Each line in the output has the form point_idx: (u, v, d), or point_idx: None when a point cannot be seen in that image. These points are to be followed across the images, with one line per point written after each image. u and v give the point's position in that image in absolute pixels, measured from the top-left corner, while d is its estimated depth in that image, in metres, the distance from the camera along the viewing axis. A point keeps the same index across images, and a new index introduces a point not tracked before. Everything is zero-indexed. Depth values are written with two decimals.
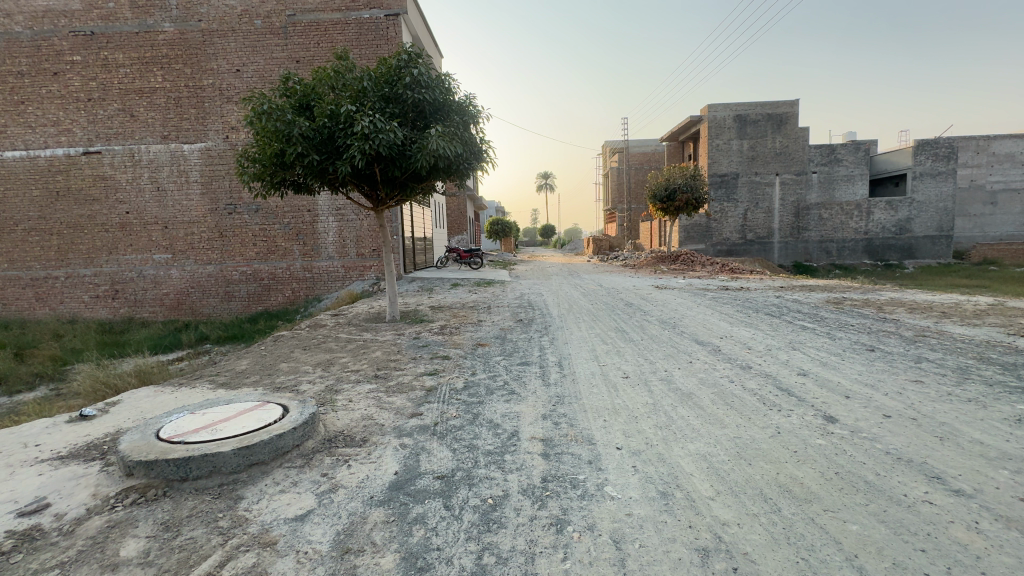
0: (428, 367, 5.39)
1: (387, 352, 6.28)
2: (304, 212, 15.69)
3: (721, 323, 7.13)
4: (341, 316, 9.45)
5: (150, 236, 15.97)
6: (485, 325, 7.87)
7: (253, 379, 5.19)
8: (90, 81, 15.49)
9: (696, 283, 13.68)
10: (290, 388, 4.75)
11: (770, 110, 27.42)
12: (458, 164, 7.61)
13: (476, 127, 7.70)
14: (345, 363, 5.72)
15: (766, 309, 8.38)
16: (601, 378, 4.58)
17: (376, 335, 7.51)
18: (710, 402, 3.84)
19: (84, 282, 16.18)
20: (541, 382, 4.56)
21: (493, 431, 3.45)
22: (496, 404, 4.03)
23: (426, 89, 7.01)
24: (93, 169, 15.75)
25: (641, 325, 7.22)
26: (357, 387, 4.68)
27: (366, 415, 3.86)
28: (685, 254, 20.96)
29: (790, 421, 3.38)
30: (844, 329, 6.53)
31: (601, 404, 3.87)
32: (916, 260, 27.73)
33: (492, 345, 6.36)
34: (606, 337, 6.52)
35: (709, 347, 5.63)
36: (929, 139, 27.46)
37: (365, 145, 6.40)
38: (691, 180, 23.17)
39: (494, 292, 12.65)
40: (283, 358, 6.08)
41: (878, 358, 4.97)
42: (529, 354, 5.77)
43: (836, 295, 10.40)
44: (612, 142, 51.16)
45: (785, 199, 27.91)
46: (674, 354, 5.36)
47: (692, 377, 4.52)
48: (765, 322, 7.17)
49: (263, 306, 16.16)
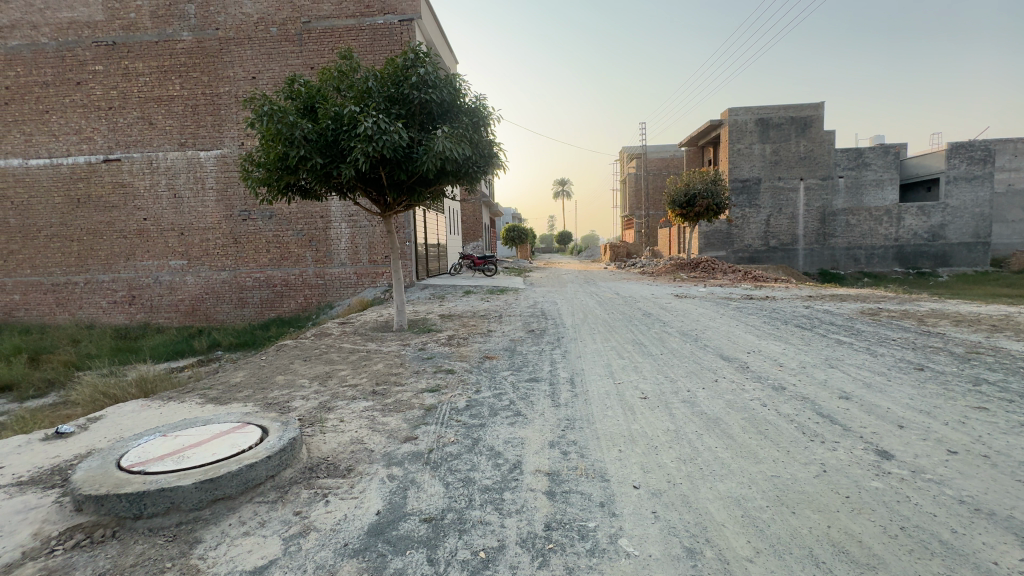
0: (429, 382, 5.02)
1: (389, 364, 5.94)
2: (317, 218, 15.65)
3: (748, 336, 6.61)
4: (349, 324, 9.20)
5: (166, 242, 16.07)
6: (495, 336, 7.49)
7: (244, 393, 4.89)
8: (111, 90, 15.73)
9: (717, 291, 13.11)
10: (282, 405, 4.44)
11: (794, 113, 26.64)
12: (468, 168, 7.29)
13: (487, 129, 7.37)
14: (343, 377, 5.40)
15: (797, 321, 7.82)
16: (616, 399, 4.16)
17: (380, 346, 7.19)
18: (740, 430, 3.38)
19: (102, 288, 16.37)
20: (550, 402, 4.16)
21: (493, 461, 3.06)
22: (499, 428, 3.64)
23: (433, 89, 6.74)
24: (113, 176, 15.98)
25: (661, 337, 6.76)
26: (352, 405, 4.34)
27: (355, 438, 3.50)
28: (706, 261, 20.29)
29: (837, 457, 2.91)
30: (885, 345, 5.97)
31: (616, 430, 3.45)
32: (951, 268, 26.45)
33: (501, 359, 5.99)
34: (623, 350, 6.08)
35: (736, 364, 5.15)
36: (964, 142, 26.31)
37: (369, 147, 6.13)
38: (711, 186, 22.48)
39: (506, 300, 12.28)
40: (280, 370, 5.80)
41: (929, 379, 4.43)
42: (539, 369, 5.36)
43: (871, 305, 9.75)
44: (629, 148, 50.58)
45: (809, 205, 26.99)
46: (698, 372, 4.91)
47: (719, 399, 4.07)
48: (796, 335, 6.63)
49: (276, 313, 16.09)
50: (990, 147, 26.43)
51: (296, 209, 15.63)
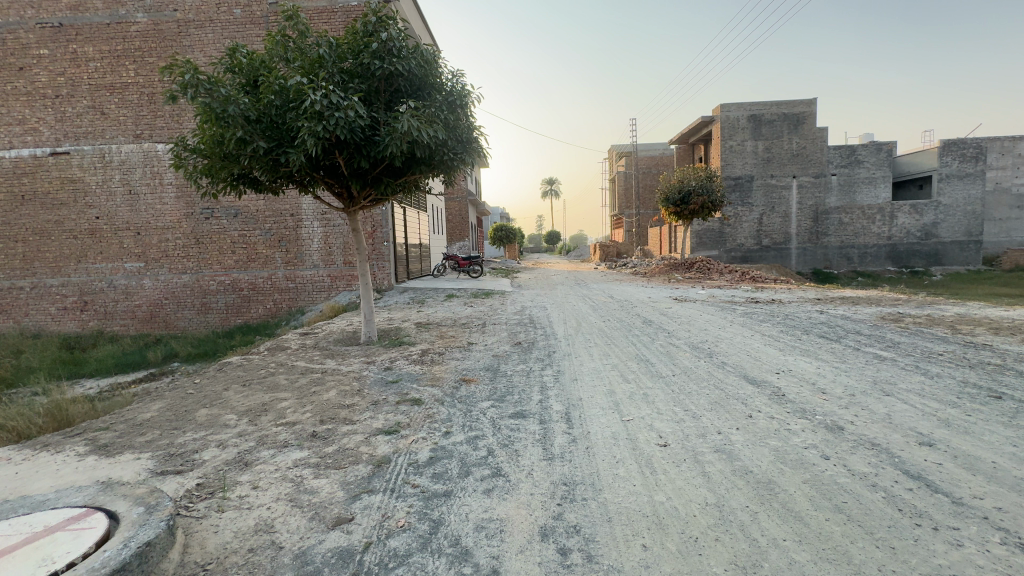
0: (387, 420, 3.95)
1: (342, 391, 4.86)
2: (286, 216, 14.45)
3: (771, 352, 5.66)
4: (311, 336, 8.13)
5: (121, 242, 14.74)
6: (475, 351, 6.45)
7: (143, 438, 3.77)
8: (58, 76, 14.34)
9: (718, 294, 12.22)
10: (184, 458, 3.34)
11: (787, 109, 26.02)
12: (441, 155, 6.26)
13: (464, 109, 6.32)
14: (281, 411, 4.30)
15: (817, 330, 6.91)
16: (628, 450, 3.14)
17: (339, 364, 6.09)
18: (809, 505, 2.40)
19: (50, 293, 14.96)
20: (542, 455, 3.13)
21: (455, 572, 2.03)
22: (470, 500, 2.61)
23: (399, 60, 5.72)
24: (61, 171, 14.59)
25: (669, 352, 5.81)
26: (279, 458, 3.28)
27: (265, 521, 2.46)
28: (701, 262, 19.52)
29: (974, 564, 1.92)
30: (932, 361, 5.08)
31: (635, 507, 2.45)
32: (943, 266, 26.06)
33: (481, 382, 4.94)
34: (628, 370, 5.08)
35: (771, 390, 4.20)
36: (956, 139, 25.98)
37: (318, 125, 5.00)
38: (706, 183, 21.69)
39: (492, 305, 11.26)
40: (207, 401, 4.69)
41: (1019, 414, 3.48)
42: (526, 397, 4.35)
43: (889, 310, 8.91)
44: (618, 147, 49.86)
45: (802, 203, 26.39)
46: (725, 402, 3.94)
47: (764, 446, 3.09)
48: (826, 349, 5.69)
49: (242, 319, 14.87)
50: (982, 144, 26.09)
51: (263, 206, 14.40)
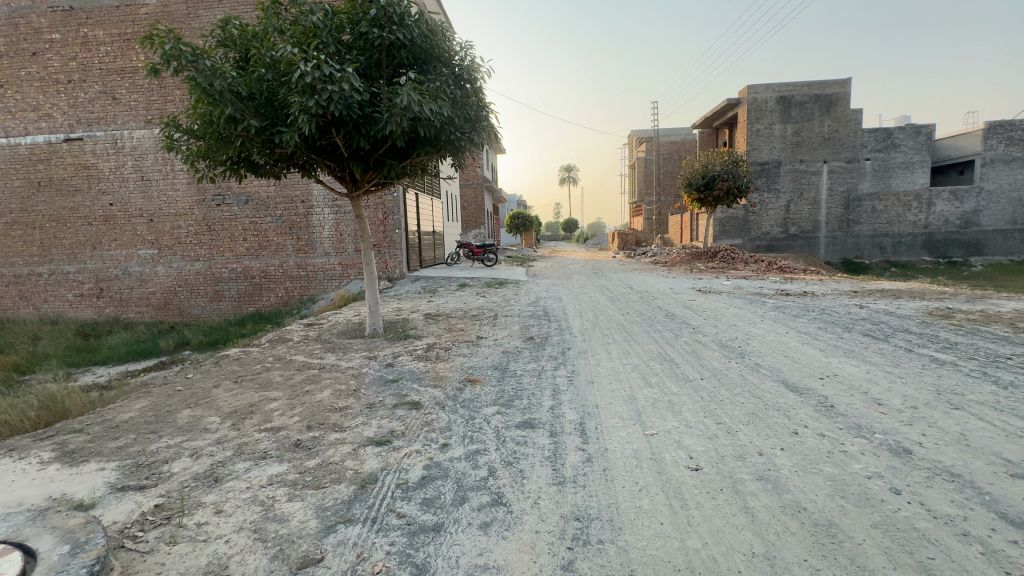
0: (380, 427, 3.55)
1: (336, 391, 4.47)
2: (297, 203, 14.18)
3: (810, 352, 5.09)
4: (315, 327, 7.81)
5: (134, 229, 14.69)
6: (484, 346, 6.00)
7: (114, 443, 3.44)
8: (69, 61, 14.20)
9: (744, 285, 11.55)
10: (151, 470, 3.00)
11: (818, 90, 24.68)
12: (448, 134, 5.76)
13: (472, 84, 5.82)
14: (268, 414, 3.94)
15: (860, 328, 6.28)
16: (653, 474, 2.68)
17: (338, 360, 5.74)
18: (889, 564, 1.89)
19: (67, 280, 15.04)
20: (551, 478, 2.68)
21: None
22: (463, 538, 2.18)
23: (400, 28, 5.23)
24: (75, 157, 14.55)
25: (695, 351, 5.29)
26: (254, 473, 2.90)
27: (221, 560, 2.08)
28: (725, 251, 18.71)
29: None
30: (999, 365, 4.48)
31: (665, 558, 1.98)
32: (984, 256, 24.62)
33: (487, 383, 4.51)
34: (649, 372, 4.58)
35: (817, 400, 3.66)
36: (1003, 121, 24.34)
37: (309, 100, 4.55)
38: (732, 168, 20.74)
39: (504, 295, 10.79)
40: (193, 400, 4.35)
41: None
42: (536, 403, 3.90)
43: (936, 305, 8.19)
44: (638, 132, 48.51)
45: (833, 189, 25.13)
46: (763, 414, 3.43)
47: (817, 475, 2.58)
48: (872, 351, 5.09)
49: (254, 307, 14.76)
50: None
51: (274, 193, 14.15)
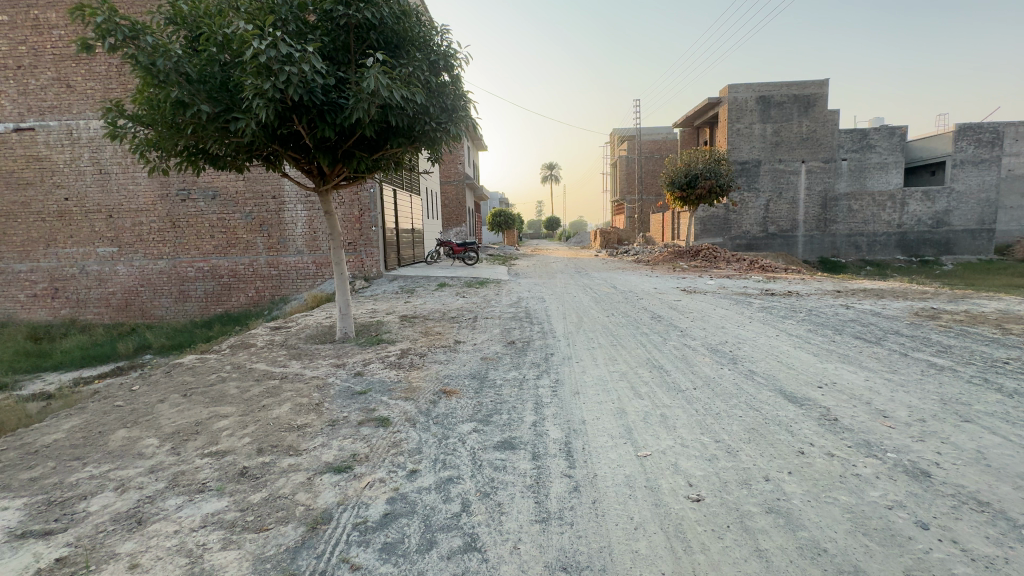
0: (341, 450, 3.15)
1: (296, 405, 4.03)
2: (268, 198, 13.53)
3: (804, 358, 4.86)
4: (283, 330, 7.33)
5: (92, 226, 13.82)
6: (462, 352, 5.63)
7: (28, 474, 2.97)
8: (19, 45, 13.24)
9: (728, 285, 11.41)
10: (63, 510, 2.55)
11: (797, 90, 24.89)
12: (422, 125, 5.36)
13: (447, 72, 5.45)
14: (215, 434, 3.49)
15: (850, 330, 6.09)
16: (649, 506, 2.36)
17: (304, 368, 5.28)
18: None
19: (19, 279, 14.10)
20: (533, 513, 2.34)
21: None
22: None
23: (369, 7, 4.80)
24: (26, 148, 13.58)
25: (685, 357, 5.01)
26: (187, 511, 2.49)
27: None
28: (707, 249, 18.67)
29: None
30: (998, 370, 4.30)
31: None
32: (954, 256, 25.24)
33: (463, 395, 4.13)
34: (638, 381, 4.29)
35: (820, 413, 3.39)
36: (972, 123, 24.92)
37: (265, 82, 4.10)
38: (714, 166, 20.72)
39: (485, 295, 10.42)
40: (131, 419, 3.87)
41: None
42: (517, 418, 3.54)
43: (920, 305, 8.11)
44: (620, 130, 48.57)
45: (811, 189, 25.41)
46: (764, 430, 3.15)
47: (831, 505, 2.29)
48: (868, 355, 4.88)
49: (223, 308, 14.08)
50: (999, 128, 25.04)
51: (243, 188, 13.48)
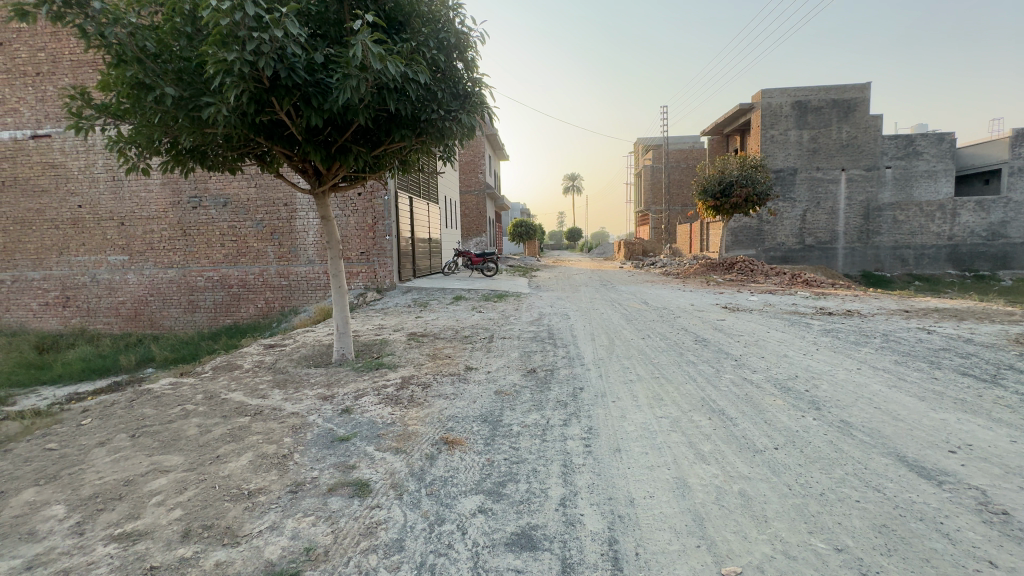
0: (294, 541, 2.25)
1: (260, 457, 3.17)
2: (279, 206, 13.00)
3: (908, 403, 3.77)
4: (277, 349, 6.54)
5: (104, 233, 13.52)
6: (472, 383, 4.70)
7: None
8: (38, 52, 13.11)
9: (774, 302, 10.22)
10: None
11: (836, 95, 23.51)
12: (429, 112, 4.55)
13: (456, 52, 4.63)
14: (143, 501, 2.65)
15: (951, 363, 4.92)
16: None
17: (285, 400, 4.43)
18: None
19: (32, 287, 13.88)
20: None
21: None
22: None
23: None
24: (42, 155, 13.41)
25: (752, 398, 3.97)
26: None
27: None
28: (742, 262, 17.42)
29: None
30: None
31: None
32: (1013, 270, 23.16)
33: (469, 448, 3.20)
34: (696, 433, 3.29)
35: (977, 502, 2.35)
36: None
37: (231, 52, 3.37)
38: (750, 173, 19.50)
39: (503, 311, 9.51)
40: (51, 472, 3.06)
41: None
42: (540, 490, 2.60)
43: (1015, 329, 6.85)
44: (645, 140, 47.58)
45: (852, 198, 23.85)
46: (906, 531, 2.13)
47: None
48: (994, 402, 3.75)
49: (232, 319, 13.56)
50: None
51: (254, 195, 12.99)
